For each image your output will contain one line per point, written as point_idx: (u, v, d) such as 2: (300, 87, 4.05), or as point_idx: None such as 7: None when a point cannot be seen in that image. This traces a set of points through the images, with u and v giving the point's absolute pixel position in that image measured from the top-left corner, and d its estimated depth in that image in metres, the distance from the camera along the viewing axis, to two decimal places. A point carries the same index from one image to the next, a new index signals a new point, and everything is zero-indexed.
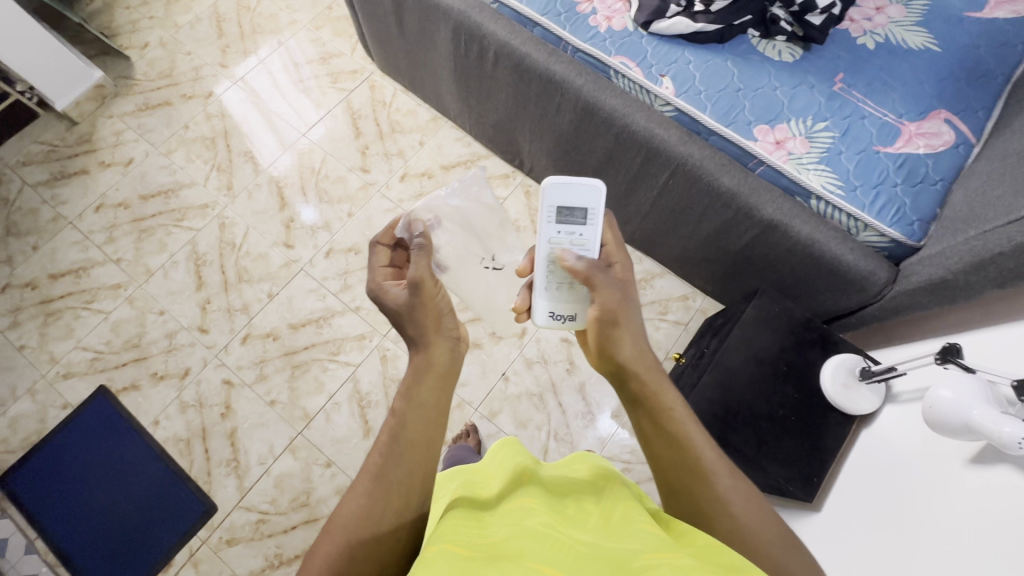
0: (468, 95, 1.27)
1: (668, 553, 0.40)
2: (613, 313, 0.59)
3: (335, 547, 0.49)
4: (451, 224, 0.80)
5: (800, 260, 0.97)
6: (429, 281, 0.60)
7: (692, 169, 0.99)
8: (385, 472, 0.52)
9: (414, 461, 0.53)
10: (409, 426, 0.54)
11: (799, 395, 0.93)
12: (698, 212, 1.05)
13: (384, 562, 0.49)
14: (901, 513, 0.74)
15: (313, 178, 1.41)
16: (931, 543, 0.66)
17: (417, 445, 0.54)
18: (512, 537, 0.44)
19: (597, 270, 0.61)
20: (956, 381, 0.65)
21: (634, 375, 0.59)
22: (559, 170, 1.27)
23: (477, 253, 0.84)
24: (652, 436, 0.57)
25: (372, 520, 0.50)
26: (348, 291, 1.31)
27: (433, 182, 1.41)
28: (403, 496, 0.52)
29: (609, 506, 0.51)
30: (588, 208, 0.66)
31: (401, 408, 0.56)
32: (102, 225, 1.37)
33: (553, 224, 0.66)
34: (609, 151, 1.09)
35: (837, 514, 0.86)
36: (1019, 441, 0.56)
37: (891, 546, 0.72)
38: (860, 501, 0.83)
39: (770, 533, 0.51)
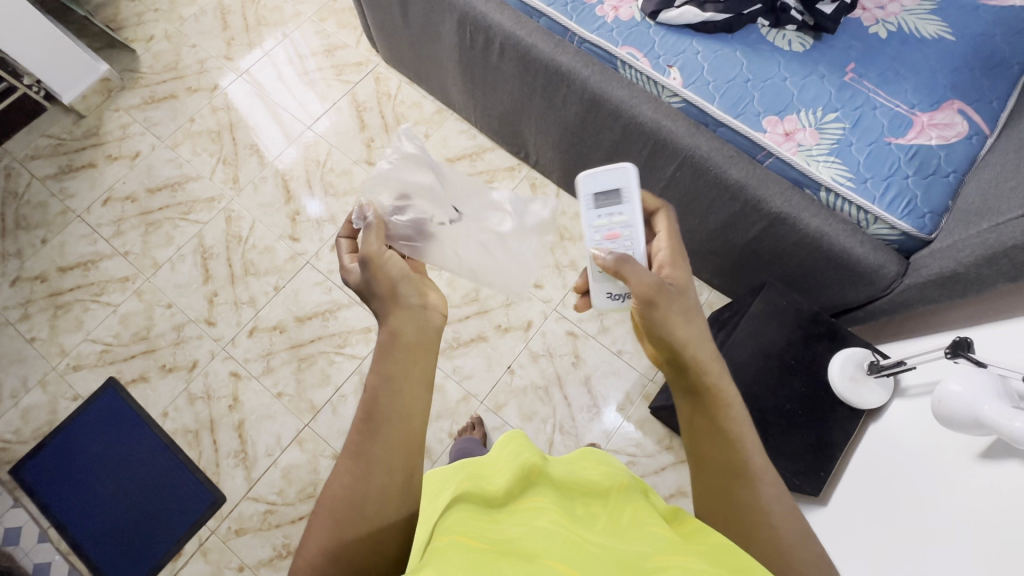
0: (474, 87, 1.26)
1: (678, 556, 0.41)
2: (647, 297, 0.58)
3: (323, 528, 0.49)
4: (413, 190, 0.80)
5: (809, 254, 0.97)
6: (375, 251, 0.61)
7: (699, 161, 0.98)
8: (364, 450, 0.51)
9: (390, 437, 0.52)
10: (382, 400, 0.53)
11: (806, 388, 0.92)
12: (706, 204, 1.04)
13: (374, 542, 0.49)
14: (906, 506, 0.74)
15: (319, 171, 1.41)
16: (936, 539, 0.66)
17: (391, 419, 0.52)
18: (523, 536, 0.44)
19: (623, 261, 0.61)
20: (965, 374, 0.65)
21: (697, 362, 0.58)
22: (565, 163, 1.26)
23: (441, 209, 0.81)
24: (704, 430, 0.56)
25: (357, 499, 0.50)
26: None
27: None
28: (386, 473, 0.51)
29: (619, 507, 0.52)
30: (622, 188, 0.68)
31: (373, 382, 0.54)
32: (109, 218, 1.38)
33: (592, 210, 0.68)
34: (616, 143, 1.08)
35: (844, 508, 0.86)
36: None
37: (897, 541, 0.72)
38: (866, 496, 0.83)
39: (807, 548, 0.50)
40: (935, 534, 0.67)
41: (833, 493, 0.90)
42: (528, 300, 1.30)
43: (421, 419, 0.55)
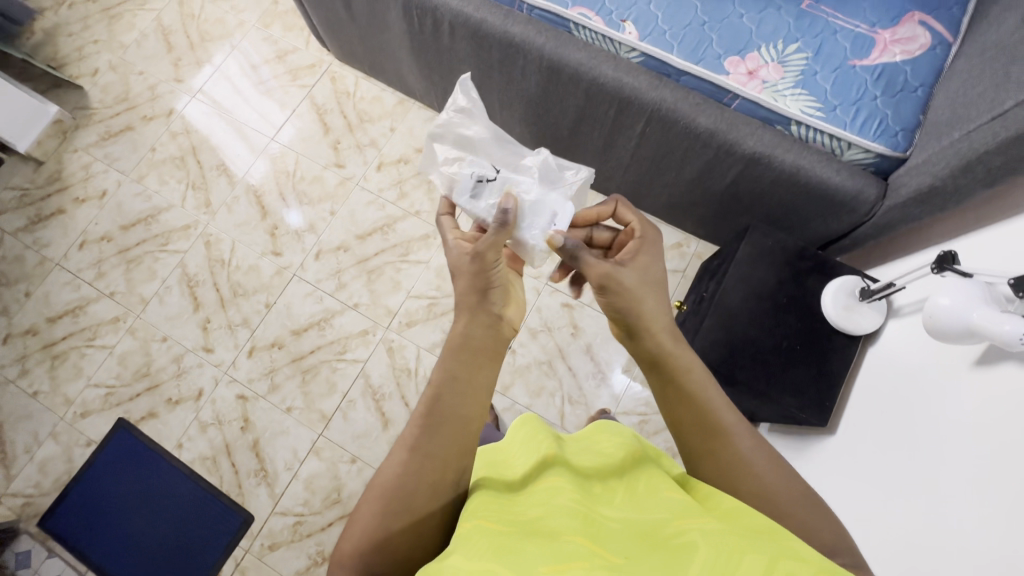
0: (431, 72, 1.24)
1: (695, 518, 0.42)
2: (602, 278, 0.60)
3: (371, 517, 0.50)
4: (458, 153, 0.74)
5: (788, 191, 0.96)
6: (490, 253, 0.60)
7: (666, 114, 0.97)
8: (420, 444, 0.52)
9: (450, 436, 0.53)
10: (446, 398, 0.54)
11: (801, 323, 0.93)
12: (680, 156, 1.04)
13: (420, 533, 0.50)
14: (907, 429, 0.75)
15: (290, 181, 1.40)
16: (941, 451, 0.68)
17: (451, 418, 0.53)
18: (543, 515, 0.45)
19: (582, 249, 0.63)
20: (952, 286, 0.66)
21: (649, 333, 0.60)
22: (535, 135, 1.25)
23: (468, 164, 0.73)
24: (675, 399, 0.58)
25: (406, 490, 0.50)
26: (344, 290, 1.31)
27: (410, 166, 1.40)
28: (437, 471, 0.51)
29: (636, 478, 0.52)
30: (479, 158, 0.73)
31: (440, 380, 0.56)
32: (88, 261, 1.36)
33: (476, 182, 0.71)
34: (582, 108, 1.07)
35: (848, 437, 0.87)
36: (1020, 337, 0.57)
37: (904, 459, 0.74)
38: (863, 433, 0.84)
39: (795, 493, 0.51)
40: (935, 454, 0.69)
41: (833, 436, 0.91)
42: None
43: (478, 421, 0.55)
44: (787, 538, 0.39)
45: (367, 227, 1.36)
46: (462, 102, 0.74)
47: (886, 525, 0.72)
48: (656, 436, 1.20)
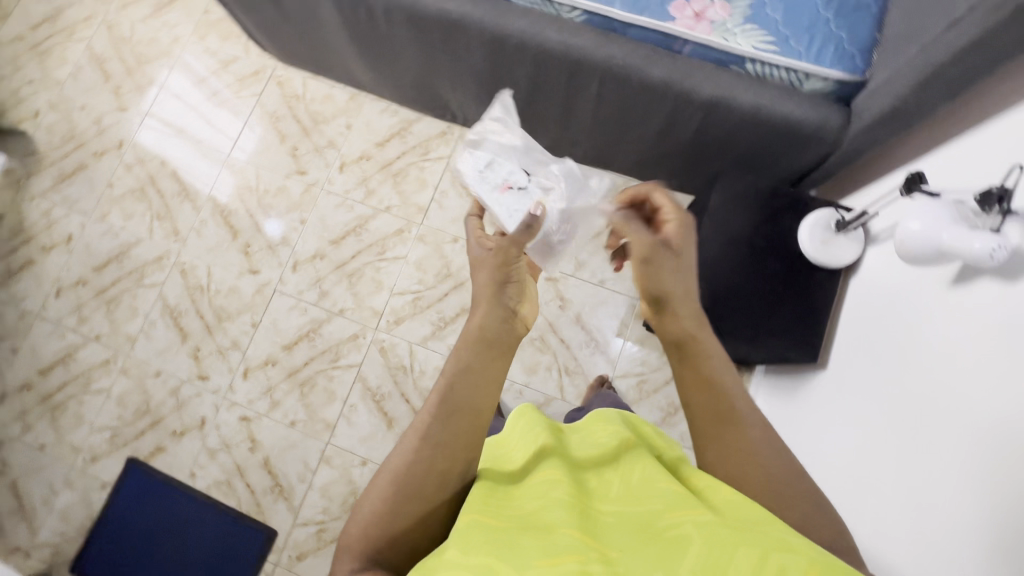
0: (376, 62, 1.20)
1: (688, 510, 0.44)
2: (648, 249, 0.59)
3: (380, 502, 0.50)
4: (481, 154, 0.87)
5: (754, 132, 0.94)
6: (513, 250, 0.63)
7: (618, 72, 0.93)
8: (431, 432, 0.52)
9: (460, 426, 0.52)
10: (458, 389, 0.54)
11: (781, 263, 0.92)
12: (640, 111, 1.01)
13: (426, 517, 0.51)
14: (898, 356, 0.75)
15: (254, 196, 1.37)
16: (931, 376, 0.67)
17: (463, 410, 0.53)
18: (540, 509, 0.46)
19: (632, 219, 0.62)
20: (920, 209, 0.65)
21: (676, 313, 0.58)
22: (493, 111, 1.22)
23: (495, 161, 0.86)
24: (691, 381, 0.57)
25: (415, 477, 0.50)
26: (328, 297, 1.30)
27: (373, 163, 1.37)
28: (447, 460, 0.51)
29: (629, 466, 0.53)
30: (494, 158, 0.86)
31: (453, 371, 0.55)
32: (67, 308, 1.34)
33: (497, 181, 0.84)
34: (533, 77, 1.03)
35: (837, 368, 0.87)
36: (989, 252, 0.57)
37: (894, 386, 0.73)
38: (833, 387, 0.87)
39: (797, 485, 0.51)
40: (898, 406, 0.71)
41: (810, 385, 0.93)
42: None
43: (490, 413, 0.55)
44: (778, 529, 0.41)
45: (340, 231, 1.34)
46: (497, 113, 0.87)
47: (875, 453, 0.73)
48: (655, 394, 1.21)
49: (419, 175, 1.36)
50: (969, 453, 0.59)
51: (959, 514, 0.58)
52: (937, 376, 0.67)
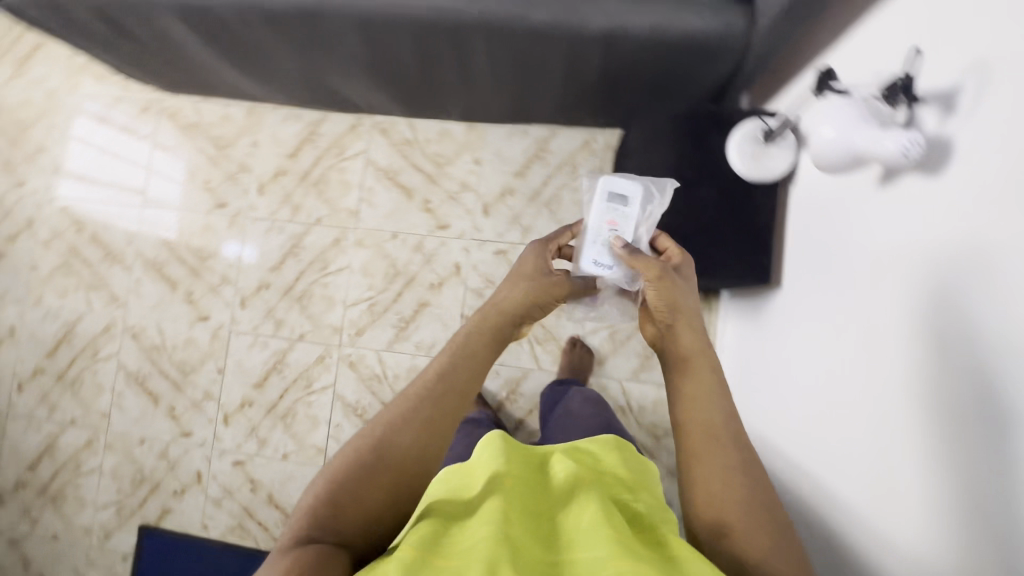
0: (256, 71, 1.11)
1: (630, 557, 0.42)
2: (657, 277, 0.62)
3: (355, 461, 0.51)
4: (600, 206, 0.67)
5: (658, 55, 0.86)
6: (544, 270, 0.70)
7: (499, 24, 0.85)
8: (420, 405, 0.55)
9: (447, 407, 0.56)
10: (452, 370, 0.59)
11: (716, 188, 0.88)
12: (539, 59, 0.93)
13: (392, 485, 0.51)
14: (841, 267, 0.67)
15: (181, 241, 1.31)
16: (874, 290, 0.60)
17: (455, 389, 0.58)
18: (482, 546, 0.44)
19: (638, 253, 0.63)
20: (830, 111, 0.59)
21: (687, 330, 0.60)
22: (393, 92, 1.13)
23: (630, 207, 0.67)
24: (693, 395, 0.56)
25: (396, 442, 0.53)
26: (285, 325, 1.27)
27: (291, 176, 1.30)
28: (428, 431, 0.54)
29: (582, 508, 0.51)
30: (632, 196, 0.67)
31: (452, 355, 0.61)
32: (35, 400, 1.32)
33: (603, 207, 0.67)
34: (417, 49, 0.94)
35: (790, 285, 0.82)
36: (901, 149, 0.52)
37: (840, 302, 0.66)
38: (776, 364, 0.83)
39: (774, 518, 0.49)
40: (828, 365, 0.67)
41: (772, 306, 0.88)
42: (444, 244, 1.24)
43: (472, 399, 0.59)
44: None
45: (277, 255, 1.29)
46: (653, 193, 0.69)
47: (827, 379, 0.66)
48: (631, 340, 1.19)
49: (341, 178, 1.28)
50: (883, 416, 0.55)
51: (882, 491, 0.54)
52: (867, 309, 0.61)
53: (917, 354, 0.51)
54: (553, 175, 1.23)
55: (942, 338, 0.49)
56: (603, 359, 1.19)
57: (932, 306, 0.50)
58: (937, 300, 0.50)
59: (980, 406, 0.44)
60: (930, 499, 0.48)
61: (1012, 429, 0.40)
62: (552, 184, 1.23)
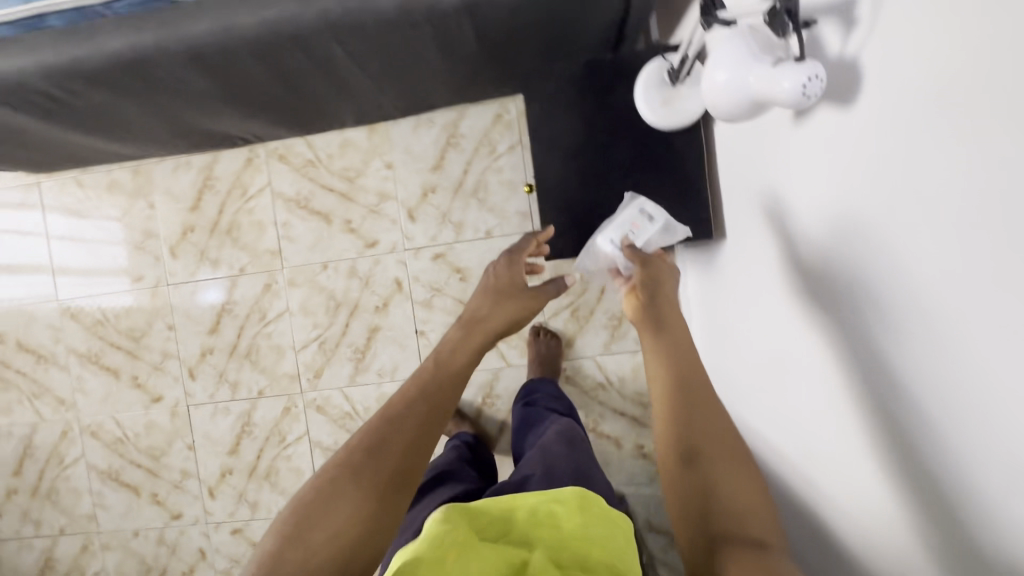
0: (116, 134, 0.99)
1: None
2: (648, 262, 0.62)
3: (332, 474, 0.47)
4: (635, 211, 0.72)
5: (534, 13, 0.74)
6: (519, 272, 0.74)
7: (344, 23, 0.73)
8: (401, 410, 0.52)
9: (432, 408, 0.53)
10: (440, 370, 0.57)
11: (633, 147, 0.78)
12: (406, 47, 0.81)
13: (369, 495, 0.46)
14: (779, 226, 0.59)
15: (109, 326, 1.23)
16: (809, 261, 0.52)
17: (443, 387, 0.56)
18: None
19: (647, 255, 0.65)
20: (717, 52, 0.50)
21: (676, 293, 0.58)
22: (271, 117, 1.01)
23: (653, 228, 0.71)
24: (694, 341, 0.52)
25: (376, 447, 0.49)
26: (240, 386, 1.21)
27: (200, 230, 1.20)
28: (415, 432, 0.51)
29: None
30: (657, 220, 0.71)
31: (441, 355, 0.61)
32: (18, 520, 1.28)
33: (633, 211, 0.72)
34: (272, 70, 0.82)
35: (734, 238, 0.74)
36: (800, 88, 0.42)
37: (783, 268, 0.59)
38: (738, 341, 0.76)
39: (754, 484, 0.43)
40: (781, 340, 0.60)
41: (722, 260, 0.80)
42: (378, 262, 1.16)
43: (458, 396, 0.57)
44: None
45: (211, 317, 1.21)
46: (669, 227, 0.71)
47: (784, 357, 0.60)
48: (595, 314, 1.13)
49: (252, 220, 1.18)
50: (841, 411, 0.49)
51: (862, 500, 0.48)
52: (807, 283, 0.53)
53: (861, 347, 0.44)
54: (471, 160, 1.13)
55: (882, 335, 0.41)
56: (572, 339, 1.13)
57: (864, 290, 0.43)
58: (867, 281, 0.42)
59: (929, 423, 0.38)
60: (897, 512, 0.43)
61: (967, 459, 0.34)
62: (473, 170, 1.13)
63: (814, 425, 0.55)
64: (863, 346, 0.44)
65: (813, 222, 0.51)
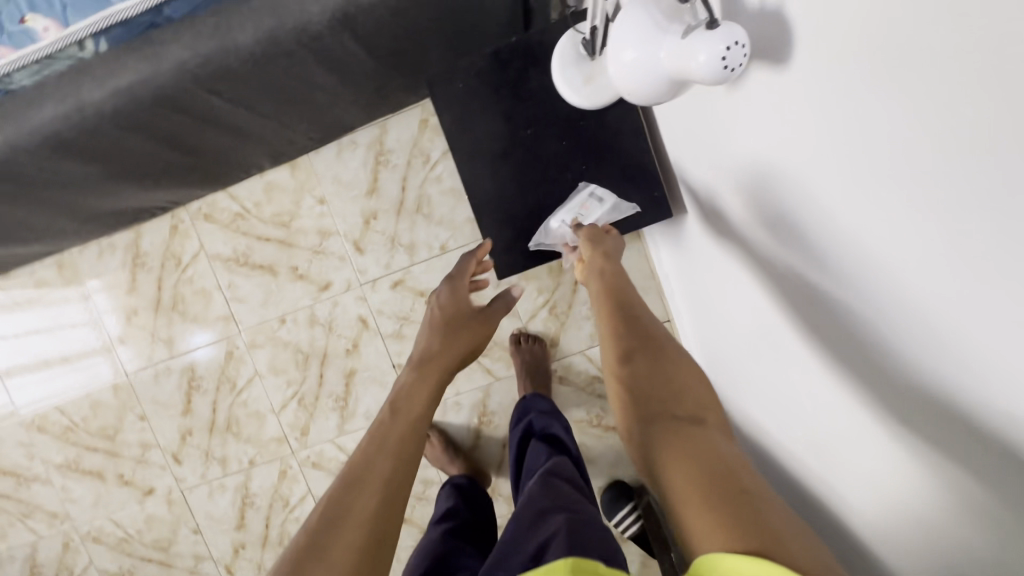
0: (19, 237, 0.91)
1: None
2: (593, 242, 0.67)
3: (318, 513, 0.45)
4: (586, 193, 0.72)
5: (418, 12, 0.65)
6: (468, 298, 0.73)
7: (207, 72, 0.63)
8: (379, 443, 0.52)
9: (407, 436, 0.53)
10: (408, 402, 0.58)
11: (562, 135, 0.72)
12: (292, 80, 0.72)
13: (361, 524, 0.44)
14: (742, 196, 0.51)
15: (80, 430, 1.17)
16: (784, 235, 0.44)
17: (414, 418, 0.56)
18: None
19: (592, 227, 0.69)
20: (621, 33, 0.41)
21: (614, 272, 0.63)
22: (179, 182, 0.92)
23: (601, 209, 0.72)
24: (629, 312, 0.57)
25: (357, 481, 0.48)
26: (229, 460, 1.15)
27: (144, 311, 1.13)
28: (395, 460, 0.50)
29: None
30: (604, 201, 0.72)
31: (403, 391, 0.60)
32: None
33: (583, 193, 0.72)
34: (151, 137, 0.73)
35: (699, 209, 0.66)
36: (719, 63, 0.34)
37: (757, 242, 0.51)
38: (722, 316, 0.69)
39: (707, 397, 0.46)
40: (767, 320, 0.54)
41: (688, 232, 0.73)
42: (337, 302, 1.08)
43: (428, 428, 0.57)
44: None
45: (180, 397, 1.14)
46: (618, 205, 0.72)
47: (774, 339, 0.53)
48: (574, 306, 1.06)
49: (195, 288, 1.11)
50: (851, 407, 0.42)
51: (876, 510, 0.42)
52: (787, 260, 0.45)
53: (866, 337, 0.37)
54: (407, 174, 1.04)
55: (889, 324, 0.34)
56: (556, 338, 1.07)
57: (830, 261, 0.38)
58: (834, 250, 0.37)
59: (958, 434, 0.30)
60: (921, 529, 0.36)
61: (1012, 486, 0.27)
62: (412, 184, 1.05)
63: (816, 418, 0.48)
64: (843, 318, 0.39)
65: (767, 182, 0.44)
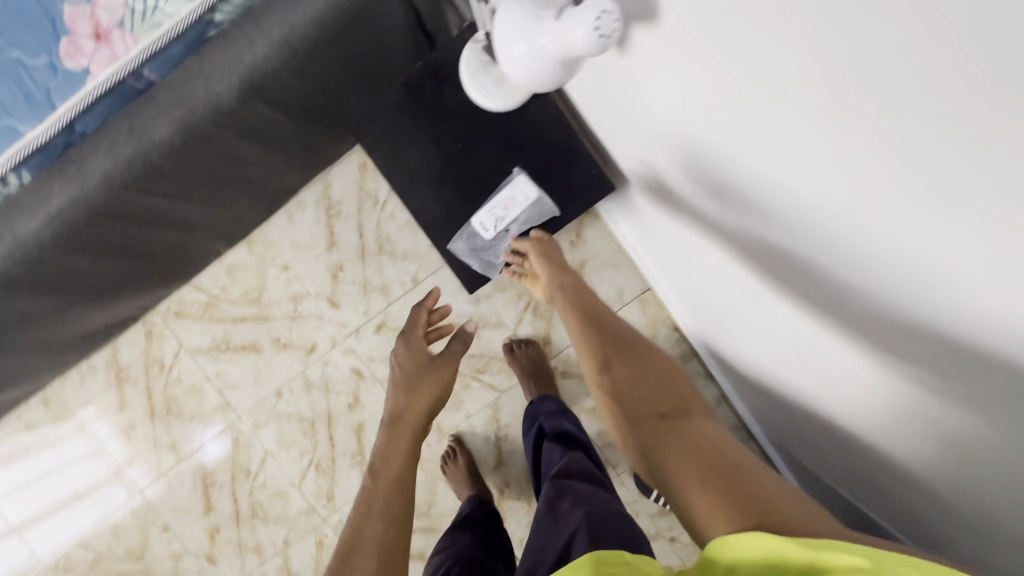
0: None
1: None
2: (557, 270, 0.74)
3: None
4: (508, 191, 0.77)
5: (325, 65, 0.67)
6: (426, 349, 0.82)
7: (134, 172, 0.64)
8: (366, 516, 0.64)
9: (392, 502, 0.66)
10: (389, 469, 0.69)
11: (490, 141, 0.75)
12: (221, 159, 0.72)
13: None
14: (673, 159, 0.54)
15: (105, 561, 1.13)
16: (719, 186, 0.47)
17: (395, 485, 0.67)
18: None
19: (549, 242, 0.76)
20: (505, 30, 0.42)
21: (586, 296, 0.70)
22: (142, 287, 0.92)
23: (522, 206, 0.77)
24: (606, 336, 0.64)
25: (349, 556, 0.59)
26: (263, 548, 1.12)
27: (140, 423, 1.11)
28: (383, 530, 0.62)
29: None
30: (524, 200, 0.77)
31: (383, 456, 0.71)
32: None
33: (505, 192, 0.77)
34: (100, 250, 0.73)
35: (640, 182, 0.70)
36: (594, 33, 0.36)
37: (697, 198, 0.54)
38: (698, 284, 0.72)
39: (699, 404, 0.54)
40: (737, 279, 0.56)
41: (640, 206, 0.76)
42: (328, 360, 1.08)
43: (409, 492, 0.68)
44: None
45: (199, 498, 1.12)
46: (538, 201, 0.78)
47: (749, 294, 0.56)
48: None
49: (186, 387, 1.10)
50: (841, 345, 0.43)
51: (906, 433, 0.43)
52: (731, 211, 0.48)
53: (829, 279, 0.39)
54: (361, 219, 1.06)
55: (843, 262, 0.36)
56: (548, 336, 1.07)
57: (779, 218, 0.40)
58: (778, 207, 0.39)
59: (938, 346, 0.32)
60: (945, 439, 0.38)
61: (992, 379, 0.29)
62: (368, 228, 1.06)
63: (818, 362, 0.50)
64: (804, 256, 0.41)
65: (698, 150, 0.47)
